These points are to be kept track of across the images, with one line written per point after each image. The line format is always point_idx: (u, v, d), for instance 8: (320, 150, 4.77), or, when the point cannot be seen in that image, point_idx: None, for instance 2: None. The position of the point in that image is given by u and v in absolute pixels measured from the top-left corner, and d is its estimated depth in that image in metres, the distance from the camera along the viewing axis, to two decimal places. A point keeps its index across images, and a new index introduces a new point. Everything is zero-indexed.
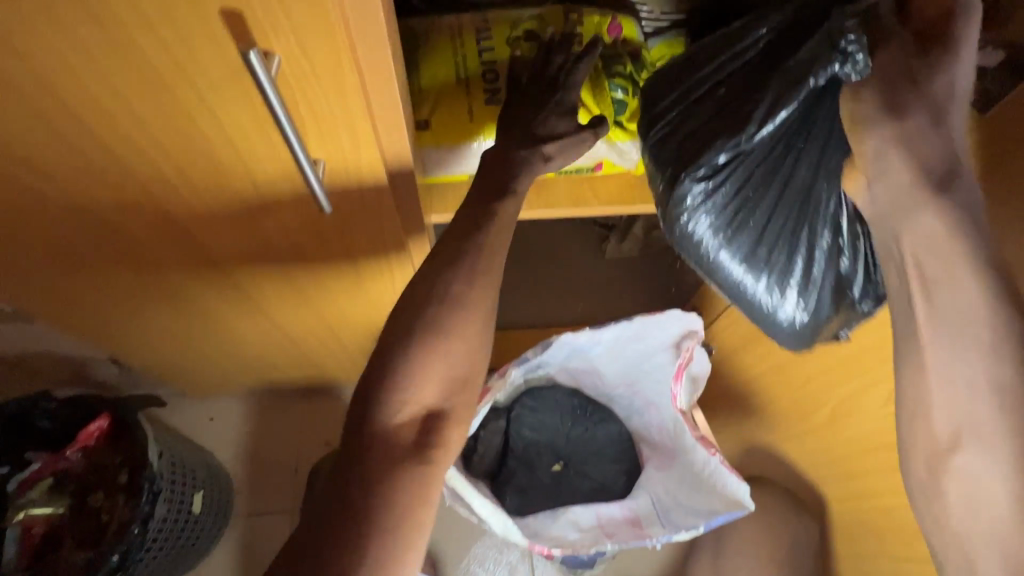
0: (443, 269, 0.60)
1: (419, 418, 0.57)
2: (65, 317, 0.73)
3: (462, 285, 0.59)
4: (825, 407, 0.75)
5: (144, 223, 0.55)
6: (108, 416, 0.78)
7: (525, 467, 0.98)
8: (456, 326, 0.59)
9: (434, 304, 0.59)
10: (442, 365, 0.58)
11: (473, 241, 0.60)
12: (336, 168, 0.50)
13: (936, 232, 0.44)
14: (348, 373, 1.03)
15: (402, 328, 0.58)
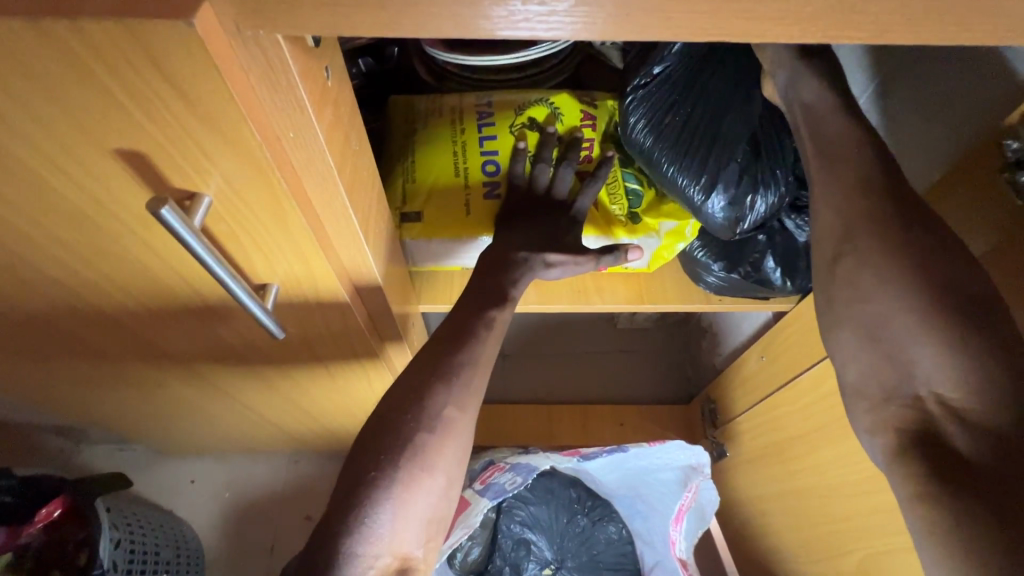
0: (434, 383, 0.46)
1: (391, 572, 0.42)
2: (31, 395, 0.69)
3: (455, 412, 0.46)
4: (853, 553, 0.65)
5: (94, 333, 0.50)
6: (65, 500, 0.73)
7: (511, 569, 0.90)
8: (449, 456, 0.45)
9: (422, 425, 0.44)
10: (428, 505, 0.44)
11: (468, 353, 0.49)
12: (292, 291, 0.44)
13: (824, 101, 0.48)
14: (333, 448, 0.97)
15: (378, 458, 0.43)
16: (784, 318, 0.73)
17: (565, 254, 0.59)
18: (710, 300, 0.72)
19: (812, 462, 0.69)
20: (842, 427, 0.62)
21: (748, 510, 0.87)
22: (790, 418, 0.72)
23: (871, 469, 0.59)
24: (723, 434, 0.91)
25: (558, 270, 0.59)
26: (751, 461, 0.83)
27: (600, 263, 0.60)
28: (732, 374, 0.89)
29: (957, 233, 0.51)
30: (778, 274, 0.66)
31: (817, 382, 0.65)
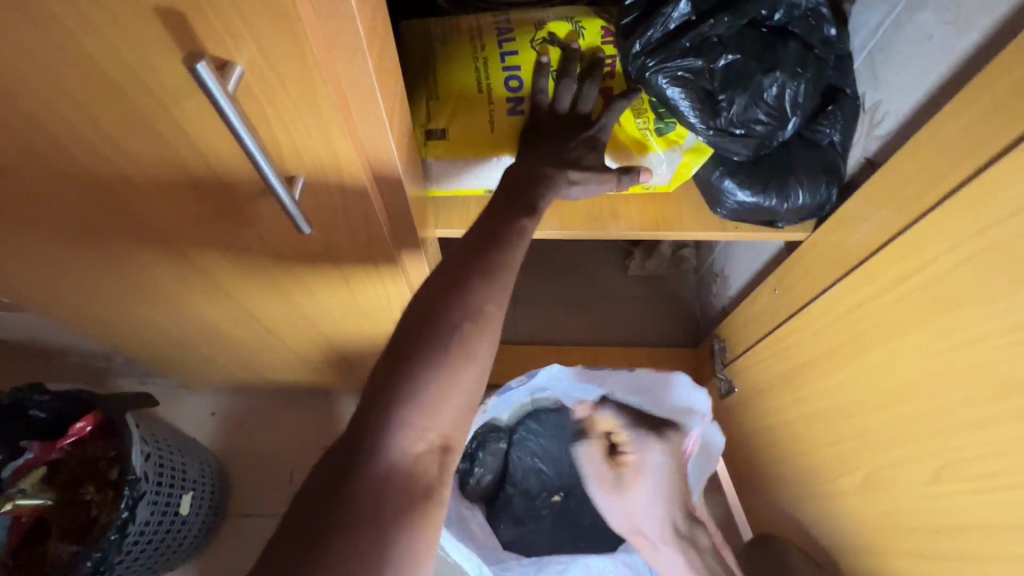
0: (476, 279, 0.47)
1: (435, 449, 0.44)
2: (65, 311, 0.72)
3: (496, 305, 0.47)
4: (854, 472, 0.66)
5: (124, 224, 0.51)
6: (95, 416, 0.77)
7: (523, 497, 0.94)
8: (488, 345, 0.46)
9: (469, 314, 0.46)
10: (470, 388, 0.45)
11: (505, 253, 0.50)
12: (316, 185, 0.45)
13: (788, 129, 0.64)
14: (349, 380, 1.00)
15: (430, 344, 0.44)
16: (800, 248, 0.74)
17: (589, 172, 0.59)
18: (725, 228, 0.73)
19: (819, 385, 0.70)
20: (850, 346, 0.64)
21: (752, 442, 0.88)
22: (802, 344, 0.73)
23: (877, 383, 0.60)
24: (731, 369, 0.93)
25: (579, 189, 0.59)
26: (758, 392, 0.84)
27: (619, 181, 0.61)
28: (744, 309, 0.90)
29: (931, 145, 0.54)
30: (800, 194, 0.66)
31: (829, 304, 0.67)
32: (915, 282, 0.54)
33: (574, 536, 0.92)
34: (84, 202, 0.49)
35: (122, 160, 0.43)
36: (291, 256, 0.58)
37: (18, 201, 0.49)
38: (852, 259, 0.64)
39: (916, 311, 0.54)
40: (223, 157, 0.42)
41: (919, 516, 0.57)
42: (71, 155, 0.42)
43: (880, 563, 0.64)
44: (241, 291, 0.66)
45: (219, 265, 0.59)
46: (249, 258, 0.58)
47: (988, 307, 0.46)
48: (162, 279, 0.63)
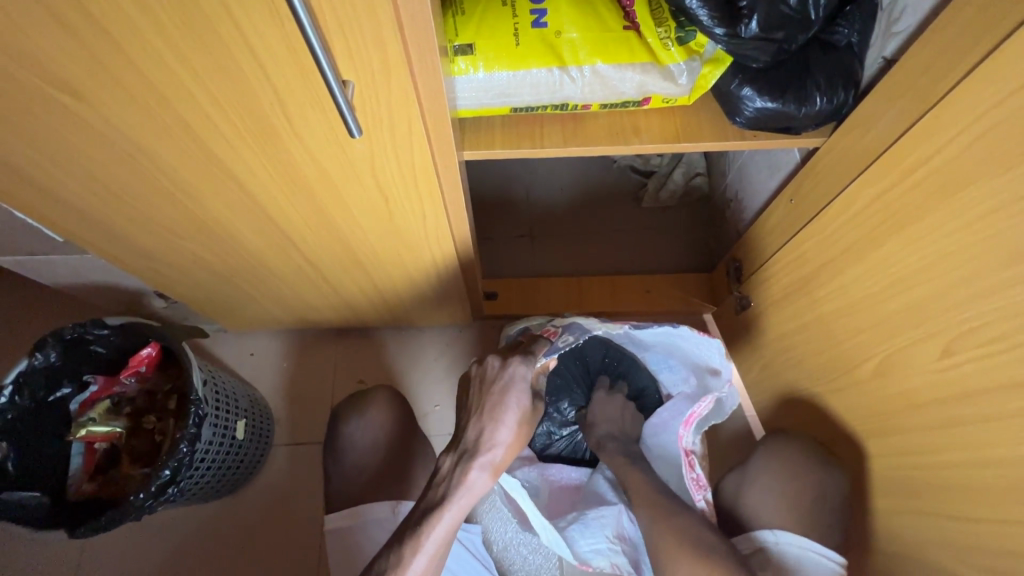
0: (423, 515, 0.62)
1: None
2: (113, 245, 0.75)
3: (443, 526, 0.61)
4: (869, 360, 0.71)
5: (182, 136, 0.54)
6: (157, 344, 0.83)
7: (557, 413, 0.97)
8: (425, 558, 0.60)
9: (427, 517, 0.61)
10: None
11: (433, 524, 0.61)
12: (365, 89, 0.48)
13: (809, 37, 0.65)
14: (381, 315, 1.04)
15: (388, 549, 0.61)
16: (816, 155, 0.76)
17: (507, 383, 0.66)
18: (744, 137, 0.74)
19: (835, 284, 0.74)
20: (869, 239, 0.67)
21: (769, 352, 0.93)
22: (820, 247, 0.76)
23: (895, 270, 0.64)
24: (748, 285, 0.96)
25: (504, 429, 0.64)
26: (775, 302, 0.88)
27: (518, 407, 0.65)
28: (760, 225, 0.93)
29: (948, 32, 0.56)
30: (818, 97, 0.68)
31: (848, 202, 0.70)
32: (935, 165, 0.57)
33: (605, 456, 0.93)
34: (143, 117, 0.51)
35: (187, 64, 0.45)
36: (333, 173, 0.60)
37: (81, 118, 0.51)
38: (870, 155, 0.66)
39: (936, 192, 0.57)
40: (284, 56, 0.44)
41: (933, 389, 0.62)
42: (139, 61, 0.45)
43: (894, 441, 0.69)
44: (282, 214, 0.69)
45: (266, 183, 0.62)
46: (294, 175, 0.60)
47: (1007, 177, 0.49)
48: (209, 200, 0.65)
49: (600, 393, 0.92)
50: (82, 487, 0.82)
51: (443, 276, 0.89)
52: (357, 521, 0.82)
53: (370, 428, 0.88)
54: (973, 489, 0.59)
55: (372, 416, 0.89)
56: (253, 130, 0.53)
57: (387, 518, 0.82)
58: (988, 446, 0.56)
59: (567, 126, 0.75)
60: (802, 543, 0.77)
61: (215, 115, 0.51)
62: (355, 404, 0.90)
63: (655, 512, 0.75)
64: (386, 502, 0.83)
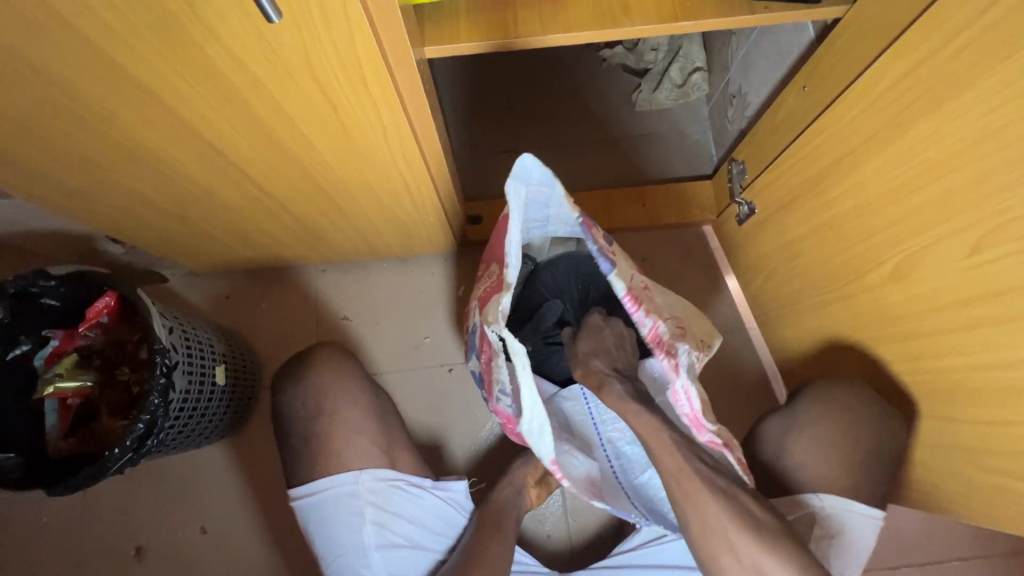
0: (490, 504, 0.85)
1: None
2: (35, 185, 0.66)
3: (511, 513, 0.84)
4: (885, 263, 0.65)
5: (66, 38, 0.44)
6: (114, 293, 0.76)
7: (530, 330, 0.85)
8: (502, 533, 0.80)
9: (493, 510, 0.84)
10: (500, 550, 0.78)
11: (497, 500, 0.85)
12: None
13: None
14: (357, 247, 0.97)
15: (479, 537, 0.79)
16: (836, 28, 0.66)
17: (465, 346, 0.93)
18: (753, 10, 0.63)
19: (851, 181, 0.66)
20: (894, 125, 0.58)
21: (773, 261, 0.87)
22: (836, 139, 0.67)
23: (923, 159, 0.56)
24: (751, 190, 0.88)
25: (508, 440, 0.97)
26: (781, 206, 0.81)
27: None
28: (766, 120, 0.83)
29: None
30: None
31: (871, 83, 0.60)
32: (984, 24, 0.47)
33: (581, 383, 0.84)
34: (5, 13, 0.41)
35: None
36: (264, 76, 0.50)
37: None
38: (902, 22, 0.56)
39: (981, 57, 0.48)
40: None
41: (958, 288, 0.57)
42: None
43: (910, 344, 0.65)
44: (219, 136, 0.59)
45: (189, 97, 0.52)
46: (219, 83, 0.51)
47: None
48: (128, 123, 0.56)
49: (588, 325, 0.74)
50: (60, 443, 0.79)
51: (417, 200, 0.81)
52: (328, 493, 0.78)
53: (313, 395, 0.82)
54: (995, 391, 0.56)
55: (309, 380, 0.82)
56: (152, 25, 0.43)
57: (359, 488, 0.78)
58: (1016, 346, 0.52)
59: (544, 9, 0.63)
60: (845, 504, 0.73)
61: (97, 6, 0.41)
62: (295, 369, 0.84)
63: (679, 468, 0.62)
64: (352, 472, 0.78)
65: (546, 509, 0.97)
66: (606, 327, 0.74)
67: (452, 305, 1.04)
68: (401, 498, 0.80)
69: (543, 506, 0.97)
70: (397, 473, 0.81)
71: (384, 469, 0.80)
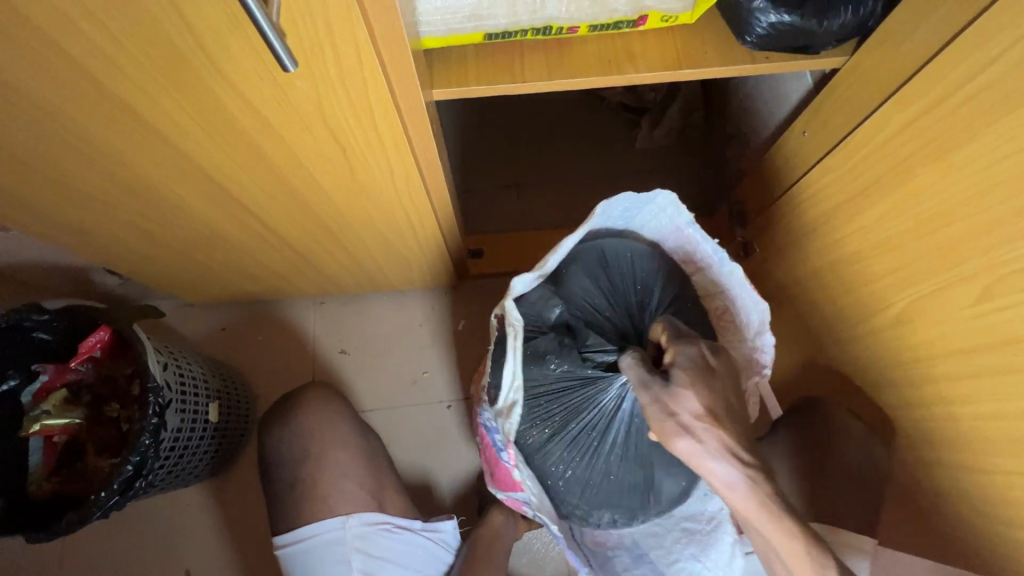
0: (484, 544, 0.83)
1: None
2: (35, 218, 0.65)
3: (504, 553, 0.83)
4: (890, 308, 0.65)
5: (78, 80, 0.44)
6: (108, 328, 0.75)
7: (558, 344, 0.64)
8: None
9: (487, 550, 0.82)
10: None
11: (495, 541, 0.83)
12: (296, 10, 0.38)
13: None
14: (357, 280, 0.96)
15: None
16: (835, 78, 0.68)
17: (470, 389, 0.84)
18: (755, 60, 0.65)
19: (854, 224, 0.66)
20: (896, 174, 0.59)
21: (775, 300, 0.87)
22: (837, 185, 0.68)
23: (924, 208, 0.57)
24: (752, 229, 0.89)
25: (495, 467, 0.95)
26: (782, 247, 0.81)
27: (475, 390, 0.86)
28: (766, 162, 0.84)
29: None
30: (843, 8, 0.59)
31: (872, 132, 0.62)
32: (982, 83, 0.49)
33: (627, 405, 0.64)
34: (21, 56, 0.41)
35: None
36: (274, 118, 0.50)
37: None
38: (902, 76, 0.58)
39: (982, 113, 0.49)
40: None
41: (963, 336, 0.57)
42: None
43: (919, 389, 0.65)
44: (227, 174, 0.59)
45: (197, 137, 0.53)
46: (227, 123, 0.51)
47: None
48: (134, 160, 0.55)
49: (685, 370, 0.53)
50: (43, 484, 0.76)
51: (420, 235, 0.80)
52: (314, 541, 0.74)
53: (298, 436, 0.81)
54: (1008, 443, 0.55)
55: (297, 423, 0.81)
56: (166, 68, 0.43)
57: (346, 535, 0.75)
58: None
59: (551, 55, 0.64)
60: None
61: (113, 51, 0.41)
62: (283, 412, 0.82)
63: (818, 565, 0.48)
64: (340, 518, 0.75)
65: (547, 552, 0.93)
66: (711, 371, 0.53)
67: (451, 340, 1.03)
68: (390, 543, 0.76)
69: (545, 549, 0.93)
70: (386, 516, 0.78)
71: (373, 513, 0.77)
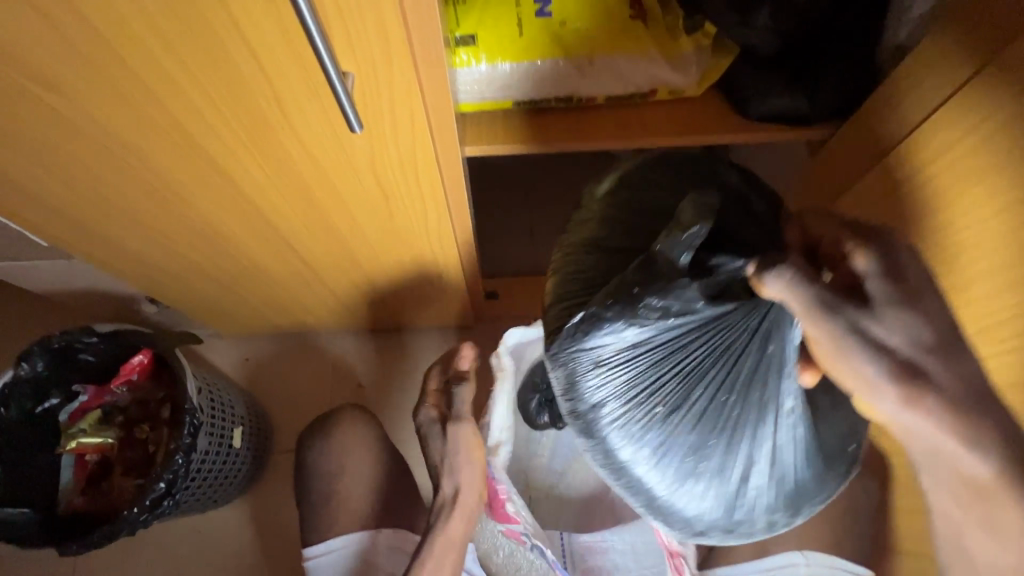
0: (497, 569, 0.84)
1: None
2: (100, 250, 0.72)
3: None
4: None
5: (170, 134, 0.51)
6: (149, 351, 0.80)
7: (642, 271, 0.42)
8: None
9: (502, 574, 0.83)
10: None
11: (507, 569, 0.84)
12: (366, 83, 0.46)
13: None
14: (379, 317, 1.01)
15: None
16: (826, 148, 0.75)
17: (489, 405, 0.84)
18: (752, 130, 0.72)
19: None
20: None
21: None
22: None
23: None
24: None
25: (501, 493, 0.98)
26: None
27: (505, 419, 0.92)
28: None
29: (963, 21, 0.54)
30: (829, 90, 0.67)
31: None
32: None
33: (771, 346, 0.43)
34: (129, 112, 0.49)
35: (175, 55, 0.43)
36: (330, 168, 0.57)
37: (63, 115, 0.49)
38: None
39: None
40: (281, 50, 0.42)
41: None
42: (125, 53, 0.42)
43: None
44: (280, 215, 0.66)
45: (260, 183, 0.60)
46: (289, 171, 0.58)
47: None
48: (201, 201, 0.62)
49: (893, 308, 0.39)
50: (72, 501, 0.80)
51: (445, 276, 0.86)
52: (339, 553, 0.78)
53: (333, 451, 0.84)
54: None
55: (336, 439, 0.85)
56: (247, 125, 0.51)
57: (371, 549, 0.79)
58: None
59: (570, 122, 0.72)
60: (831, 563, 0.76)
61: (206, 111, 0.49)
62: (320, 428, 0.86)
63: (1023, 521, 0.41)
64: (366, 531, 0.79)
65: None
66: (926, 296, 0.40)
67: None
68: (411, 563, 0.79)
69: None
70: (410, 534, 0.81)
71: (399, 530, 0.80)
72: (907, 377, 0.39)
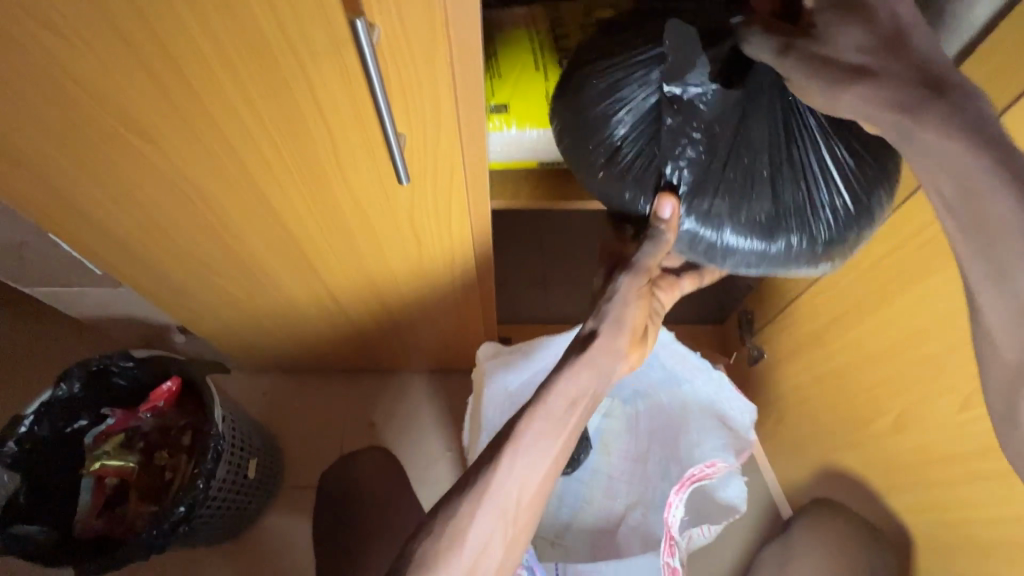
0: None
1: None
2: (149, 279, 0.77)
3: None
4: (887, 415, 0.71)
5: (236, 179, 0.58)
6: (178, 378, 0.84)
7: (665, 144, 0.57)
8: None
9: None
10: None
11: None
12: (416, 143, 0.53)
13: None
14: (396, 356, 1.05)
15: None
16: None
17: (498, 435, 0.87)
18: None
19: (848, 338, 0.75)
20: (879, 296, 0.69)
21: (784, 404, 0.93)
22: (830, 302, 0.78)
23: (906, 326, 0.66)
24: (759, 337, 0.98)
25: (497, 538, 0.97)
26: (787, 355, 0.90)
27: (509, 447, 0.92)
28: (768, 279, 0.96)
29: None
30: None
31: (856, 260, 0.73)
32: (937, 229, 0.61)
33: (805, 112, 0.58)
34: (205, 159, 0.56)
35: (256, 115, 0.50)
36: (372, 215, 0.64)
37: (147, 159, 0.55)
38: None
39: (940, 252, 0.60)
40: (348, 114, 0.49)
41: (955, 443, 0.63)
42: (214, 111, 0.49)
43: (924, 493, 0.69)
44: (319, 255, 0.72)
45: (307, 226, 0.66)
46: (334, 216, 0.64)
47: None
48: (250, 239, 0.69)
49: (842, 23, 0.45)
50: (90, 523, 0.80)
51: (463, 319, 0.91)
52: None
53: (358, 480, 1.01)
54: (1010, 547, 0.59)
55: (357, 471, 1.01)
56: (305, 174, 0.57)
57: None
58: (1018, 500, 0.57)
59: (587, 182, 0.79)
60: None
61: (272, 160, 0.55)
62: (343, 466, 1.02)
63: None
64: None
65: None
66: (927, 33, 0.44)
67: None
68: None
69: None
70: None
71: None
72: (937, 92, 0.41)
